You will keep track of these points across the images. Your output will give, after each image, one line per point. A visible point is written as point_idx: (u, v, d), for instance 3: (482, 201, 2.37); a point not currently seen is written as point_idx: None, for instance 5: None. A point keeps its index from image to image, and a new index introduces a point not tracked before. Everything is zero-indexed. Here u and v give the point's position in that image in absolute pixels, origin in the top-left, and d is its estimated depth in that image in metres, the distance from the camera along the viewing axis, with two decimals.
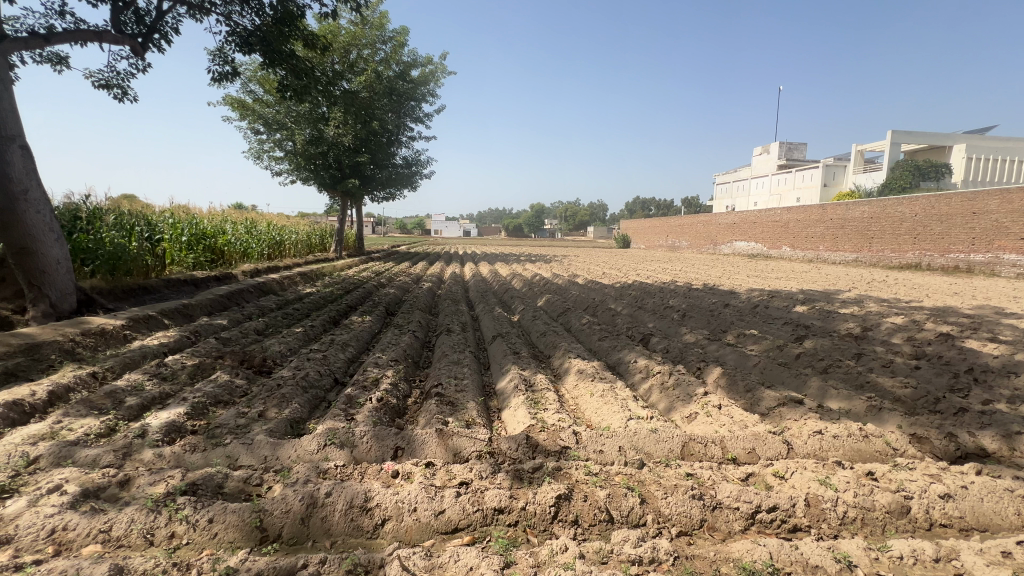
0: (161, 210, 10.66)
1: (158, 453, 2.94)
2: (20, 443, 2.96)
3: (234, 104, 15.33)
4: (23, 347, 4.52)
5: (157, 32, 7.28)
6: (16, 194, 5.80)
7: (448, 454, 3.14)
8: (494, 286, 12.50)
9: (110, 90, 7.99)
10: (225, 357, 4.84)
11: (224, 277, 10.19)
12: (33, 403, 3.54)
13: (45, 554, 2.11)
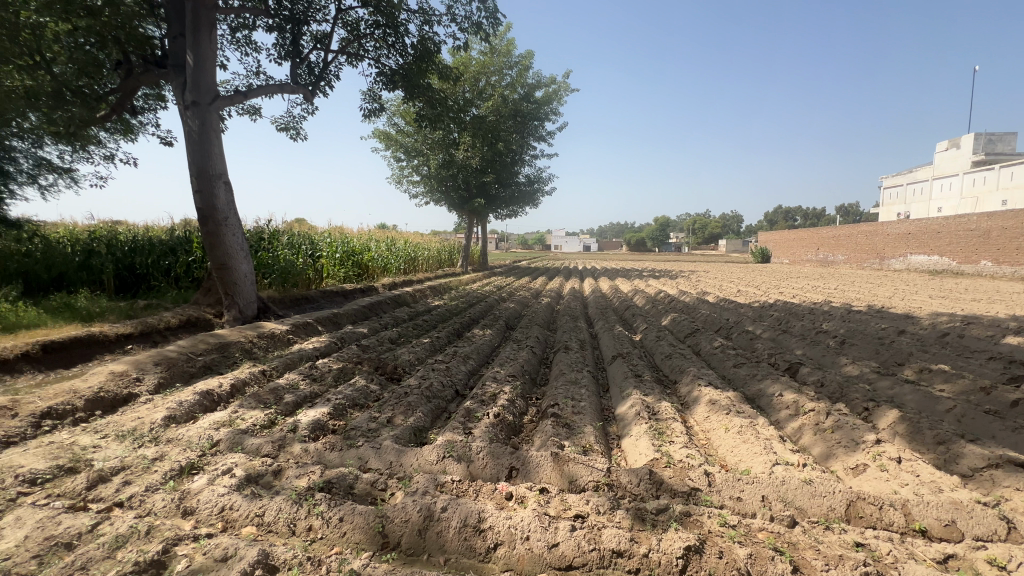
0: (323, 231, 12.39)
1: (305, 448, 3.29)
2: (207, 427, 3.55)
3: (381, 136, 17.35)
4: (218, 346, 5.51)
5: (323, 80, 8.53)
6: (220, 221, 7.14)
7: (564, 481, 2.98)
8: (615, 302, 12.08)
9: (288, 131, 9.58)
10: (363, 363, 5.32)
11: (368, 289, 11.42)
12: (219, 393, 4.25)
13: (215, 529, 2.45)
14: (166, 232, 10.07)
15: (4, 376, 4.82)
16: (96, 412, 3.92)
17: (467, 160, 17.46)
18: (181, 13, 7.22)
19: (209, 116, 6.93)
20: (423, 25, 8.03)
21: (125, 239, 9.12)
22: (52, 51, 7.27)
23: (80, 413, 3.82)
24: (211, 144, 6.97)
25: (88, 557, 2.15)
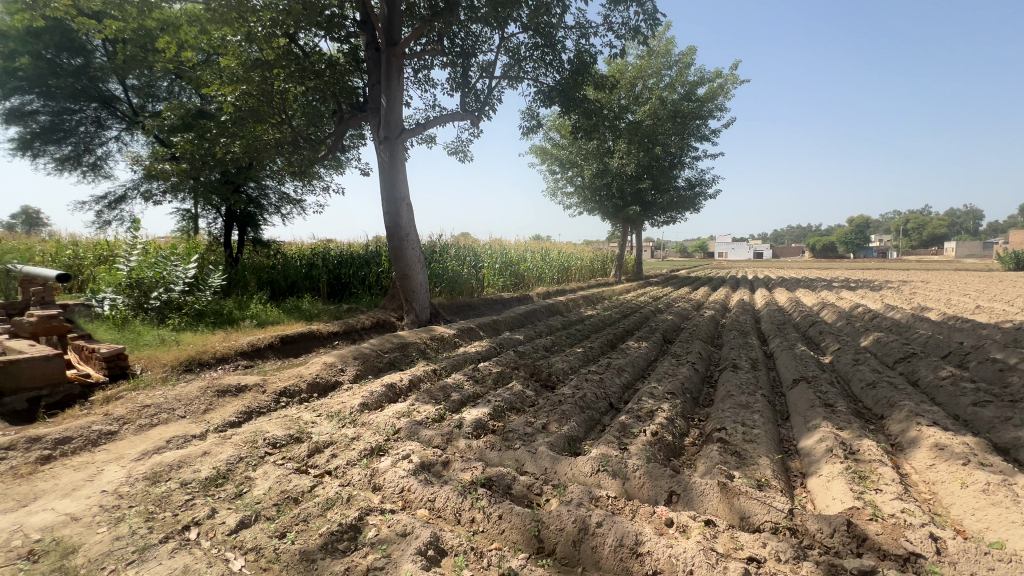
0: (485, 244, 13.44)
1: (469, 444, 3.56)
2: (391, 416, 4.10)
3: (537, 152, 18.13)
4: (400, 345, 6.35)
5: (488, 105, 9.27)
6: (403, 238, 8.25)
7: (734, 517, 2.66)
8: (795, 317, 10.50)
9: (458, 154, 10.66)
10: (520, 368, 5.57)
11: (524, 298, 11.97)
12: (401, 387, 4.88)
13: (397, 506, 2.80)
14: (364, 247, 12.05)
15: (258, 361, 6.31)
16: (315, 394, 4.86)
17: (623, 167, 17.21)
18: (378, 63, 8.59)
19: (396, 148, 8.08)
20: (579, 39, 8.18)
21: (335, 254, 11.20)
22: (293, 109, 9.38)
23: (304, 394, 4.78)
24: (398, 171, 8.11)
25: (308, 513, 2.65)
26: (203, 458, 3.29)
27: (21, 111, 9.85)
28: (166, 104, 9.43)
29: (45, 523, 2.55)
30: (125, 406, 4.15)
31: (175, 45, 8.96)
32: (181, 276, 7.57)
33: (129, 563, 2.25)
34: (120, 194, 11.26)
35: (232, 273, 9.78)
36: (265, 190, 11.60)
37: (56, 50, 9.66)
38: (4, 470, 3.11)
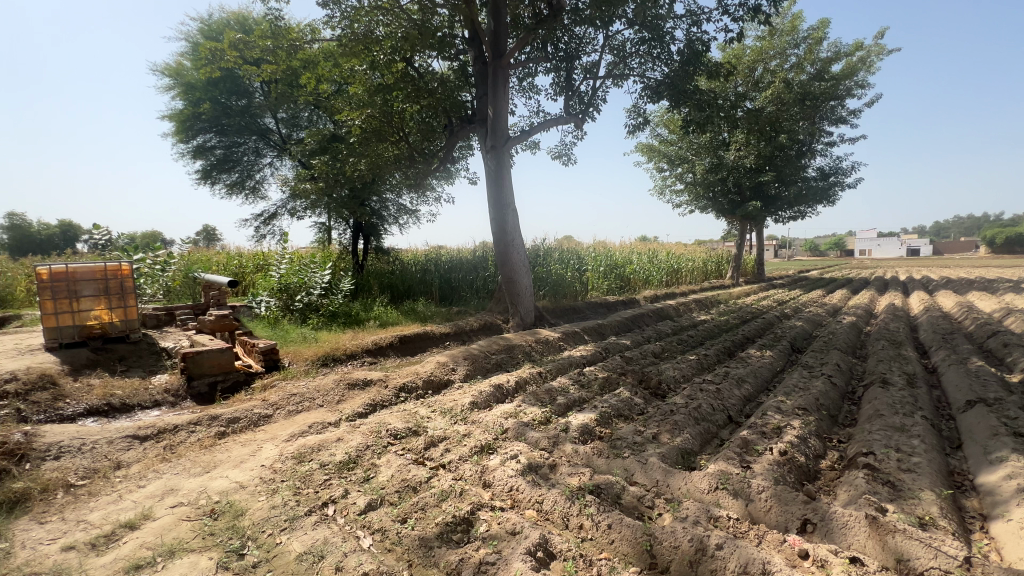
0: (590, 247, 13.28)
1: (575, 449, 3.52)
2: (499, 416, 4.22)
3: (644, 150, 17.47)
4: (506, 348, 6.54)
5: (592, 106, 9.17)
6: (508, 242, 8.49)
7: (887, 557, 2.29)
8: (967, 325, 8.74)
9: (561, 157, 10.69)
10: (627, 374, 5.39)
11: (630, 301, 11.59)
12: (507, 389, 5.01)
13: (505, 504, 2.87)
14: (472, 253, 12.64)
15: (380, 358, 6.94)
16: (429, 391, 5.20)
17: (740, 160, 15.87)
18: (485, 76, 8.97)
19: (502, 155, 8.35)
20: (690, 27, 7.73)
21: (446, 260, 11.90)
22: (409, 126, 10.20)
23: (420, 390, 5.14)
24: (504, 178, 8.38)
25: (425, 502, 2.84)
26: (337, 443, 3.69)
27: (203, 147, 12.04)
28: (307, 131, 10.85)
29: (221, 488, 3.06)
30: (277, 393, 4.83)
31: (314, 80, 10.28)
32: (319, 281, 8.62)
33: (282, 530, 2.61)
34: (272, 212, 13.19)
35: (359, 278, 10.91)
36: (386, 202, 12.78)
37: (228, 94, 11.65)
38: (192, 441, 3.80)
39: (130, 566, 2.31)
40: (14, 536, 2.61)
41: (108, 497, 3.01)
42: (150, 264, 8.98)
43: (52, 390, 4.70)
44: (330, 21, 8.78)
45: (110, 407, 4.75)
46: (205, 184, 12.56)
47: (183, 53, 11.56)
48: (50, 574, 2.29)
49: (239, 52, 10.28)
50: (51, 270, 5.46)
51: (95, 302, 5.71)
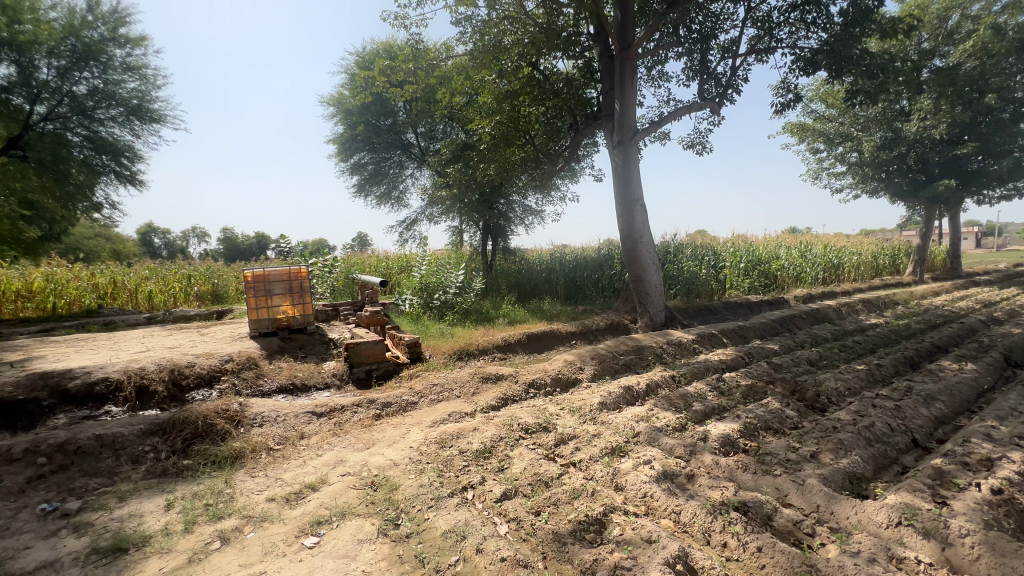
0: (727, 242, 12.17)
1: (716, 460, 3.27)
2: (630, 419, 4.10)
3: (794, 129, 15.47)
4: (635, 348, 6.32)
5: (730, 87, 8.40)
6: (636, 239, 8.20)
7: None
8: None
9: (695, 147, 9.99)
10: (776, 384, 4.83)
11: (777, 301, 10.35)
12: (637, 391, 4.84)
13: (639, 510, 2.78)
14: (597, 251, 12.48)
15: (510, 354, 7.23)
16: (557, 389, 5.27)
17: (925, 131, 13.12)
18: (611, 70, 8.79)
19: (630, 150, 8.09)
20: None
21: (571, 259, 11.94)
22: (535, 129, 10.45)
23: (548, 387, 5.24)
24: (631, 173, 8.11)
25: (558, 498, 2.89)
26: (474, 432, 3.95)
27: (359, 164, 13.80)
28: (443, 142, 11.77)
29: (379, 464, 3.48)
30: (421, 383, 5.33)
31: (448, 94, 11.11)
32: (454, 280, 9.31)
33: (430, 507, 2.87)
34: (413, 218, 14.59)
35: (488, 278, 11.52)
36: (513, 204, 13.29)
37: (377, 116, 13.16)
38: (355, 420, 4.39)
39: (314, 521, 2.76)
40: (234, 484, 3.29)
41: (296, 461, 3.63)
42: (320, 267, 10.58)
43: (255, 370, 5.81)
44: (463, 37, 9.40)
45: (294, 386, 5.71)
46: (360, 196, 14.42)
47: (343, 84, 13.37)
48: (259, 519, 2.84)
49: (387, 77, 11.55)
50: (254, 273, 6.75)
51: (283, 299, 6.91)
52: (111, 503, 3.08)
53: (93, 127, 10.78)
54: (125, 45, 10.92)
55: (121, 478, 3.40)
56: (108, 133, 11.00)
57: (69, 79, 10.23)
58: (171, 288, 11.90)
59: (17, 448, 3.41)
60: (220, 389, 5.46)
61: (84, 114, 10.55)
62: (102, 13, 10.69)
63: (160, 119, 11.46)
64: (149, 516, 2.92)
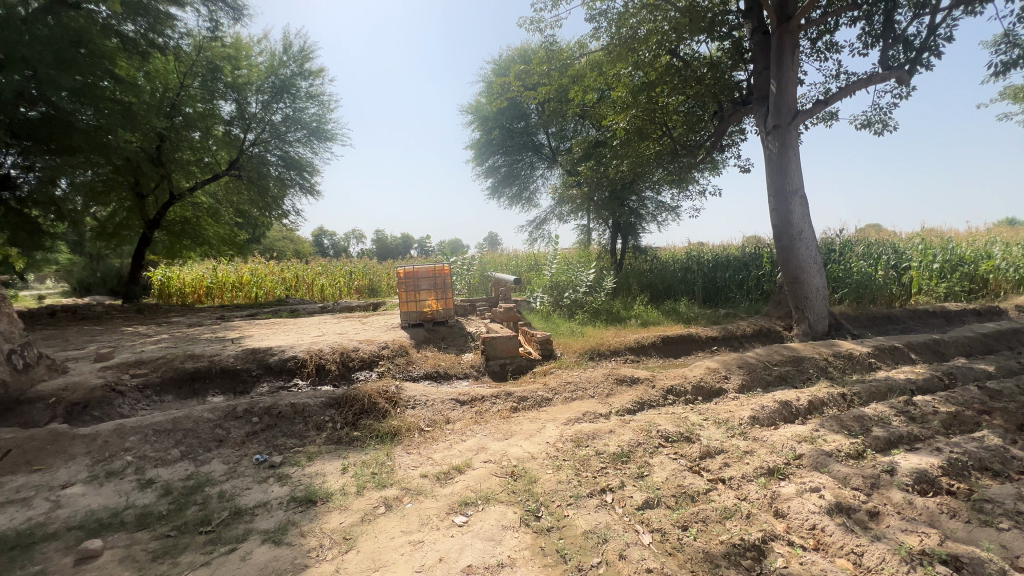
0: (914, 238, 10.15)
1: (909, 500, 2.74)
2: (789, 438, 3.64)
3: (1017, 94, 12.25)
4: (792, 359, 5.60)
5: (926, 50, 6.95)
6: (794, 235, 7.26)
7: None
8: None
9: (872, 126, 8.50)
10: (994, 416, 3.89)
11: (988, 311, 8.32)
12: (797, 408, 4.27)
13: (807, 544, 2.46)
14: (742, 250, 11.37)
15: (643, 357, 6.94)
16: (699, 397, 4.91)
17: None
18: (766, 47, 7.89)
19: (789, 136, 7.18)
20: None
21: (711, 259, 11.05)
22: (673, 121, 9.90)
23: (689, 395, 4.91)
24: (790, 162, 7.20)
25: (706, 515, 2.69)
26: (610, 435, 3.87)
27: (493, 168, 14.53)
28: (575, 141, 11.78)
29: (518, 455, 3.61)
30: (554, 380, 5.40)
31: (581, 91, 11.06)
32: (584, 279, 9.26)
33: (569, 504, 2.89)
34: (543, 218, 14.91)
35: (619, 277, 11.23)
36: (645, 201, 12.79)
37: (511, 120, 13.64)
38: (495, 411, 4.62)
39: (462, 501, 2.97)
40: (394, 458, 3.70)
41: (443, 443, 3.95)
42: (460, 264, 11.37)
43: (405, 357, 6.47)
44: (598, 32, 9.28)
45: (438, 374, 6.22)
46: (493, 198, 15.22)
47: (481, 92, 14.18)
48: (415, 492, 3.14)
49: (522, 81, 11.94)
50: (406, 270, 7.51)
51: (430, 293, 7.55)
52: (302, 461, 3.68)
53: (286, 148, 13.04)
54: (309, 77, 12.99)
55: (309, 441, 4.05)
56: (296, 152, 13.23)
57: (270, 109, 12.50)
58: (338, 282, 13.86)
59: (240, 408, 4.27)
60: (378, 372, 6.18)
61: (279, 138, 12.82)
62: (293, 53, 12.86)
63: (333, 138, 13.42)
64: (330, 476, 3.43)
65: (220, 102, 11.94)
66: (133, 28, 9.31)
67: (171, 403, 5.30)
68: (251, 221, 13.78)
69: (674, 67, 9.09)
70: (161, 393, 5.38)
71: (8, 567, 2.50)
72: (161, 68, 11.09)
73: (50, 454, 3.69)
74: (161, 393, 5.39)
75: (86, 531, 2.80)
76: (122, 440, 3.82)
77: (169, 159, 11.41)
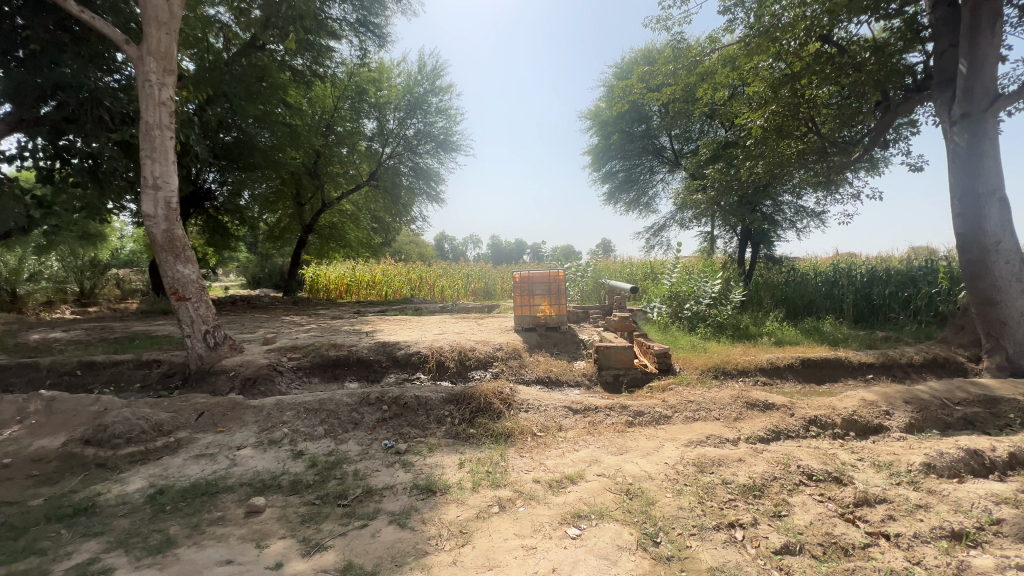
0: None
1: None
2: (982, 497, 2.97)
3: None
4: (983, 398, 4.58)
5: None
6: (988, 246, 5.91)
7: None
8: None
9: None
10: None
11: None
12: (992, 459, 3.47)
13: None
14: (908, 263, 9.67)
15: (777, 380, 6.21)
16: (850, 433, 4.23)
17: None
18: (952, 22, 6.60)
19: (984, 125, 5.90)
20: None
21: (864, 272, 9.64)
22: (822, 115, 8.76)
23: (837, 429, 4.26)
24: (984, 157, 5.90)
25: None
26: (740, 463, 3.50)
27: (610, 173, 14.22)
28: (701, 143, 11.03)
29: (633, 472, 3.43)
30: (674, 397, 5.06)
31: (710, 89, 10.34)
32: (708, 291, 8.59)
33: (692, 535, 2.66)
34: (662, 224, 14.20)
35: (747, 289, 10.22)
36: (781, 206, 11.51)
37: (631, 123, 13.21)
38: (609, 423, 4.47)
39: (574, 513, 2.90)
40: (507, 459, 3.76)
41: (556, 450, 3.93)
42: (574, 271, 11.60)
43: (518, 360, 6.59)
44: (733, 25, 8.60)
45: (550, 379, 6.23)
46: (609, 204, 14.90)
47: (601, 97, 14.01)
48: (528, 496, 3.15)
49: (645, 83, 11.52)
50: (521, 275, 7.67)
51: (543, 299, 7.59)
52: (424, 451, 3.92)
53: (416, 159, 14.20)
54: (439, 93, 14.00)
55: (430, 432, 4.31)
56: (425, 163, 14.35)
57: (404, 125, 13.70)
58: (456, 284, 14.61)
59: (372, 395, 4.70)
60: (492, 372, 6.38)
61: (412, 150, 14.00)
62: (427, 72, 13.99)
63: (457, 148, 14.29)
64: (448, 469, 3.60)
65: (365, 120, 13.43)
66: (302, 62, 10.60)
67: (317, 384, 6.05)
68: (385, 226, 15.27)
69: (826, 54, 8.03)
70: (310, 375, 6.16)
71: (199, 510, 3.03)
72: (321, 94, 12.85)
73: (229, 419, 4.42)
74: (310, 375, 6.18)
75: (253, 489, 3.30)
76: (281, 413, 4.44)
77: (323, 171, 13.12)
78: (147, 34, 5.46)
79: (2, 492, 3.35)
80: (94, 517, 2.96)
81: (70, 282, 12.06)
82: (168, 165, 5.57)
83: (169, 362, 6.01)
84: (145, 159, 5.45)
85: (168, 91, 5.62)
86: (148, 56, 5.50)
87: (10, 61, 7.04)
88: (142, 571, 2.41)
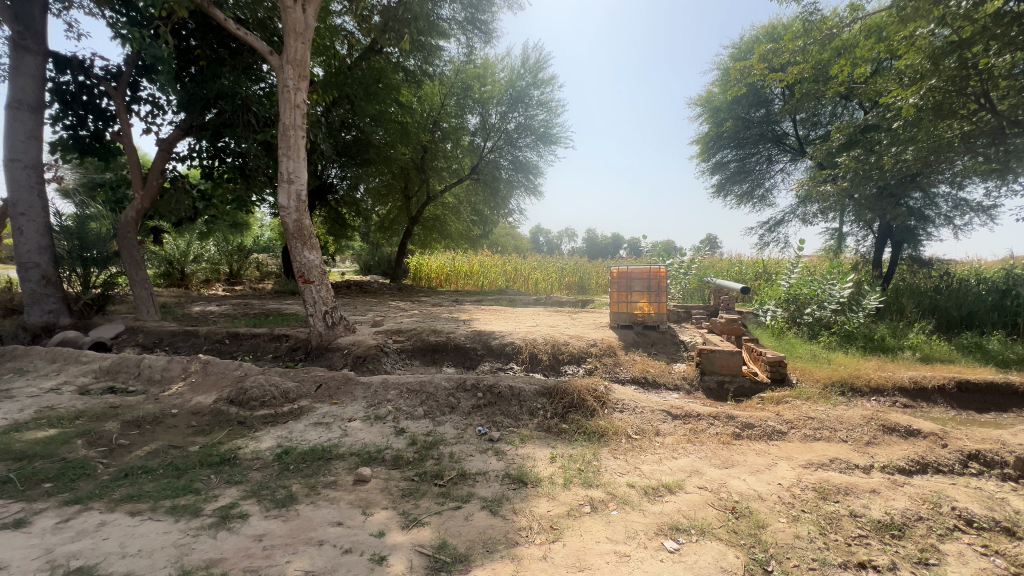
0: None
1: None
2: None
3: None
4: None
5: None
6: None
7: None
8: None
9: None
10: None
11: None
12: None
13: None
14: None
15: (922, 404, 5.32)
16: None
17: None
18: None
19: None
20: None
21: None
22: (998, 88, 7.16)
23: (1007, 469, 3.55)
24: None
25: None
26: (873, 495, 3.03)
27: (721, 163, 13.10)
28: (835, 126, 9.73)
29: (741, 490, 3.13)
30: (792, 411, 4.55)
31: (849, 65, 9.06)
32: (836, 295, 7.59)
33: (812, 570, 2.36)
34: (779, 219, 12.85)
35: (885, 293, 8.86)
36: (934, 199, 9.81)
37: (749, 108, 12.07)
38: (713, 433, 4.14)
39: (672, 525, 2.72)
40: (600, 459, 3.66)
41: (653, 456, 3.74)
42: (676, 268, 10.92)
43: (613, 358, 6.40)
44: None
45: (646, 380, 5.96)
46: (718, 196, 13.75)
47: (714, 82, 12.95)
48: (621, 500, 3.03)
49: (767, 63, 10.39)
50: (619, 270, 7.36)
51: (642, 296, 7.22)
52: (516, 441, 3.96)
53: (517, 153, 14.38)
54: (541, 86, 13.97)
55: (523, 423, 4.34)
56: (525, 156, 14.49)
57: (506, 119, 13.88)
58: (551, 277, 14.53)
59: (469, 381, 4.85)
60: (586, 368, 6.27)
61: (512, 144, 14.18)
62: (530, 66, 14.02)
63: (557, 141, 14.19)
64: (540, 461, 3.59)
65: (469, 116, 13.86)
66: (414, 63, 11.30)
67: (418, 367, 6.40)
68: (484, 218, 15.72)
69: (1010, 14, 6.50)
70: (412, 357, 6.54)
71: (315, 472, 3.36)
72: (430, 92, 13.52)
73: (343, 392, 4.86)
74: (412, 357, 6.56)
75: (362, 459, 3.58)
76: (386, 391, 4.78)
77: (429, 166, 13.87)
78: (288, 45, 6.11)
79: (170, 437, 4.00)
80: (235, 467, 3.42)
81: (222, 265, 14.05)
82: (300, 161, 6.22)
83: (296, 337, 6.78)
84: (283, 156, 6.14)
85: (302, 94, 6.26)
86: (287, 64, 6.15)
87: (185, 76, 8.34)
88: (270, 520, 2.72)
